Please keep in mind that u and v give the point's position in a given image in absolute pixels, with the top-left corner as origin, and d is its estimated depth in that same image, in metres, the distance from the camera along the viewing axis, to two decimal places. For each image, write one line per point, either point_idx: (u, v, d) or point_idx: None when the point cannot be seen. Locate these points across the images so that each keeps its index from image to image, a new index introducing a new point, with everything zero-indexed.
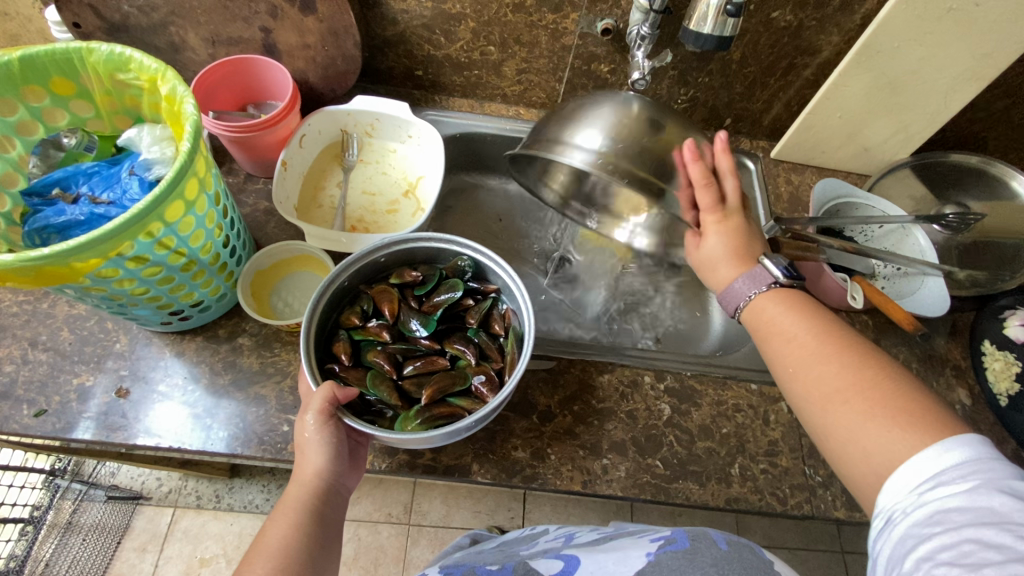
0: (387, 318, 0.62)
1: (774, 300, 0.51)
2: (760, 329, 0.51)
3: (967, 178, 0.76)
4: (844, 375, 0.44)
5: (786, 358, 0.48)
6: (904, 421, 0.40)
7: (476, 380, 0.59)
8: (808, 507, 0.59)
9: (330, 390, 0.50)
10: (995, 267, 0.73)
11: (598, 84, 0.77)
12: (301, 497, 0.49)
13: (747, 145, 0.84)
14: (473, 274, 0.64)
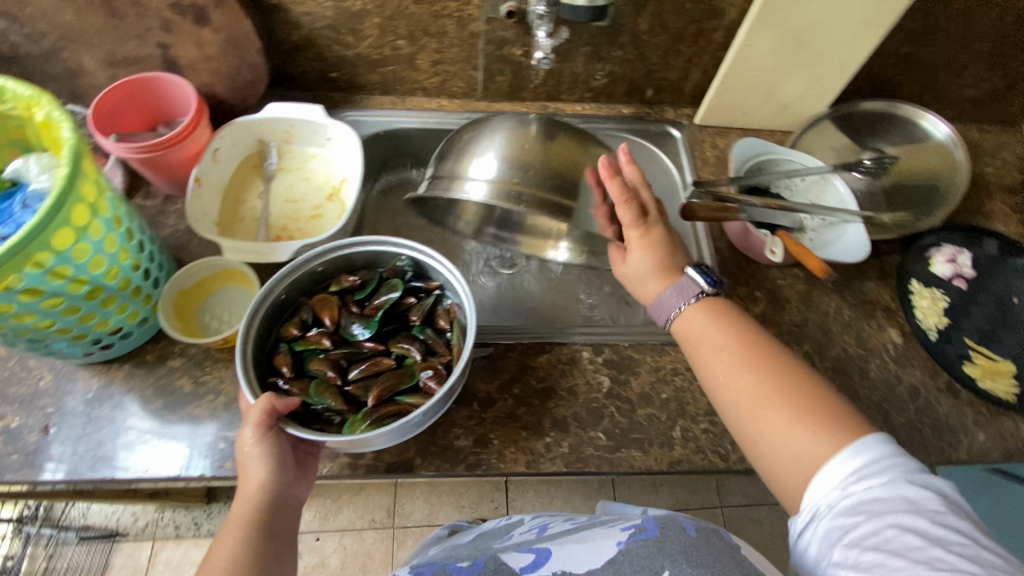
0: (328, 325, 0.62)
1: (702, 316, 0.54)
2: (693, 343, 0.54)
3: (881, 125, 0.79)
4: (769, 383, 0.47)
5: (719, 373, 0.51)
6: (827, 430, 0.43)
7: (423, 375, 0.59)
8: (750, 461, 0.60)
9: (267, 400, 0.50)
10: (916, 205, 0.76)
11: (515, 68, 0.77)
12: (247, 511, 0.48)
13: (672, 114, 0.84)
14: (413, 274, 0.66)
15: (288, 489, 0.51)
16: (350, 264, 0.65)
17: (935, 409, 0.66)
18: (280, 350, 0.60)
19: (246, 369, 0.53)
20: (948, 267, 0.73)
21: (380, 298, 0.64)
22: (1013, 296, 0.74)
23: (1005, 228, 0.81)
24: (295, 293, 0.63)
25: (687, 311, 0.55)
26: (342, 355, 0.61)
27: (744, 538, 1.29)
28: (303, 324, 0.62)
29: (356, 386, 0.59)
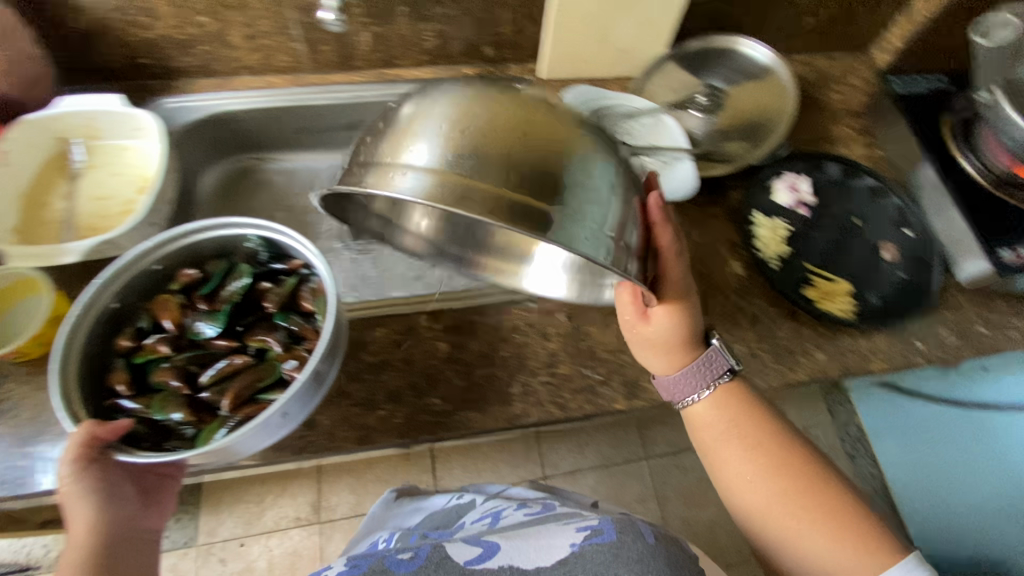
0: (169, 331, 0.60)
1: (717, 405, 0.55)
2: (705, 434, 0.56)
3: (710, 60, 0.80)
4: (790, 490, 0.52)
5: (730, 464, 0.54)
6: (841, 527, 0.49)
7: (284, 367, 0.58)
8: (589, 407, 0.61)
9: (85, 431, 0.47)
10: (751, 136, 0.77)
11: (337, 36, 0.73)
12: (76, 555, 0.46)
13: (517, 70, 0.82)
14: (267, 255, 0.64)
15: (129, 520, 0.50)
16: (192, 256, 0.62)
17: (775, 335, 0.67)
18: (116, 365, 0.56)
19: (65, 388, 0.50)
20: (790, 196, 0.75)
21: (227, 287, 0.62)
22: (854, 217, 0.75)
23: (850, 151, 0.82)
24: (133, 300, 0.60)
25: (699, 402, 0.56)
26: (188, 361, 0.59)
27: (668, 484, 1.34)
28: (141, 331, 0.59)
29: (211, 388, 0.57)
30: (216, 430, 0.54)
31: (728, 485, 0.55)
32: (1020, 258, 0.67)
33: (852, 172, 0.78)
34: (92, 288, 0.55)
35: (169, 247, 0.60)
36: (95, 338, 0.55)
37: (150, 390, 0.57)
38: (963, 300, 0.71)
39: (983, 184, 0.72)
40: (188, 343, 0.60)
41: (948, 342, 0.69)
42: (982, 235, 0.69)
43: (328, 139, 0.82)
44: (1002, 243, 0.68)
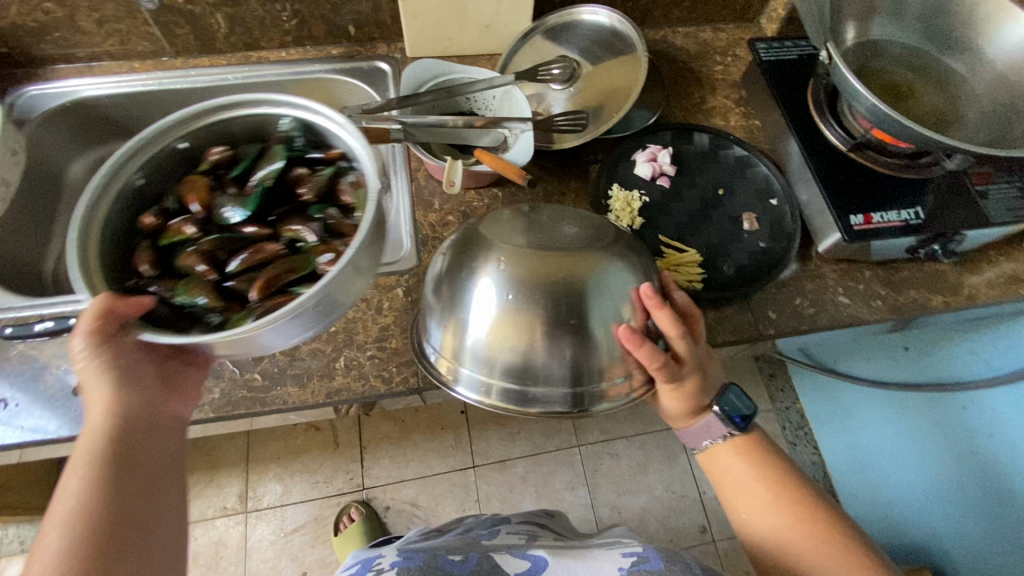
0: (195, 212, 0.59)
1: (735, 448, 0.59)
2: (716, 467, 0.60)
3: (563, 33, 0.78)
4: (797, 517, 0.55)
5: (738, 489, 0.58)
6: (833, 542, 0.53)
7: (319, 261, 0.56)
8: (414, 380, 0.60)
9: (103, 303, 0.45)
10: (608, 102, 0.74)
11: (190, 19, 0.73)
12: (93, 446, 0.44)
13: (386, 50, 0.82)
14: (301, 141, 0.62)
15: (144, 407, 0.48)
16: (224, 135, 0.61)
17: None
18: (139, 246, 0.56)
19: (84, 258, 0.49)
20: (649, 167, 0.73)
21: (261, 171, 0.61)
22: (719, 187, 0.74)
23: (726, 122, 0.80)
24: (151, 183, 0.59)
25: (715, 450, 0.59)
26: (216, 245, 0.57)
27: (600, 472, 1.33)
28: (167, 211, 0.59)
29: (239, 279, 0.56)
30: (244, 318, 0.53)
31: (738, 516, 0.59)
32: (870, 223, 0.65)
33: (721, 142, 0.77)
34: (115, 157, 0.53)
35: (194, 124, 0.58)
36: (118, 212, 0.55)
37: (174, 272, 0.56)
38: (824, 270, 0.70)
39: (843, 149, 0.69)
40: (216, 228, 0.60)
41: (803, 312, 0.67)
42: (833, 201, 0.67)
43: None
44: (855, 208, 0.66)
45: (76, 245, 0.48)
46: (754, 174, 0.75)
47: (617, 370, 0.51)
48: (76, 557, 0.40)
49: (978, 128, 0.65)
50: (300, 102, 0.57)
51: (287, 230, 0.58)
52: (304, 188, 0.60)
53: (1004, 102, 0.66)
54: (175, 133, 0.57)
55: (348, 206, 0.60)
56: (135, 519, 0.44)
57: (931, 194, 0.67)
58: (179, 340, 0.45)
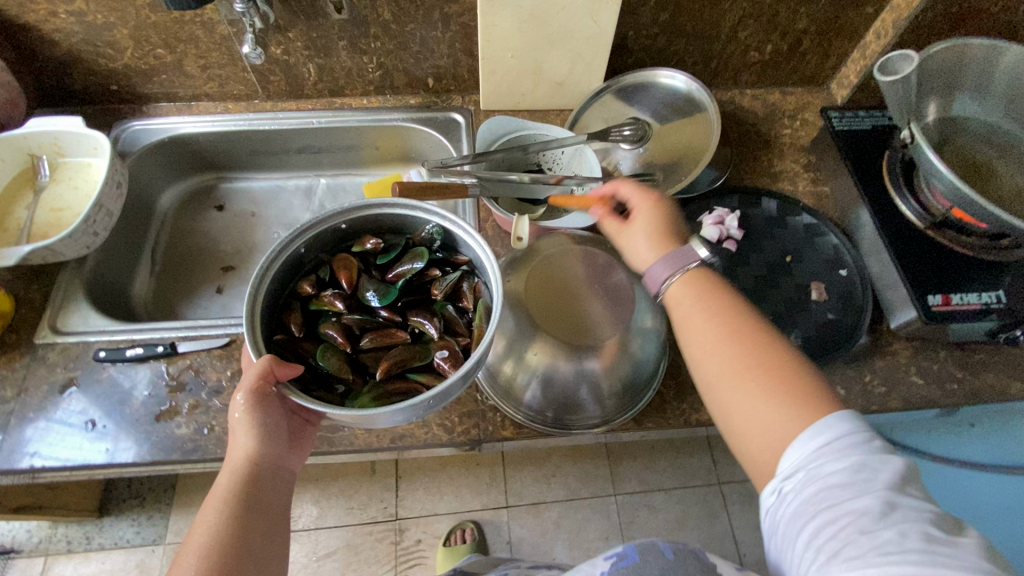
0: (343, 287, 0.58)
1: (693, 297, 0.49)
2: (679, 318, 0.50)
3: (636, 95, 0.80)
4: (746, 359, 0.45)
5: (695, 346, 0.48)
6: (799, 394, 0.42)
7: (437, 356, 0.54)
8: (475, 431, 0.61)
9: (264, 368, 0.48)
10: (678, 164, 0.76)
11: (285, 68, 0.79)
12: (228, 483, 0.47)
13: (460, 101, 0.86)
14: (441, 245, 0.59)
15: (276, 459, 0.50)
16: (379, 224, 0.59)
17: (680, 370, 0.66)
18: (292, 308, 0.57)
19: (251, 325, 0.50)
20: (716, 230, 0.73)
21: (400, 266, 0.59)
22: (786, 255, 0.73)
23: (793, 187, 0.80)
24: (316, 254, 0.58)
25: (674, 283, 0.50)
26: (355, 322, 0.57)
27: (635, 524, 1.29)
28: (320, 282, 0.59)
29: (366, 355, 0.56)
30: (366, 396, 0.52)
31: (689, 352, 0.49)
32: (949, 305, 0.63)
33: (790, 208, 0.76)
34: (293, 231, 0.54)
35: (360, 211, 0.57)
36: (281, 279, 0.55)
37: (317, 338, 0.56)
38: (895, 347, 0.68)
39: (920, 226, 0.69)
40: (357, 306, 0.58)
41: (872, 391, 0.65)
42: (910, 279, 0.65)
43: (286, 161, 0.88)
44: (932, 287, 0.65)
45: (247, 314, 0.50)
46: (823, 243, 0.74)
47: (614, 392, 0.60)
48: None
49: None
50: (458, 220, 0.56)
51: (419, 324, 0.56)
52: (437, 289, 0.58)
53: None
54: (340, 217, 0.56)
55: (467, 309, 0.58)
56: (256, 560, 0.44)
57: (1015, 278, 0.65)
58: (314, 407, 0.46)
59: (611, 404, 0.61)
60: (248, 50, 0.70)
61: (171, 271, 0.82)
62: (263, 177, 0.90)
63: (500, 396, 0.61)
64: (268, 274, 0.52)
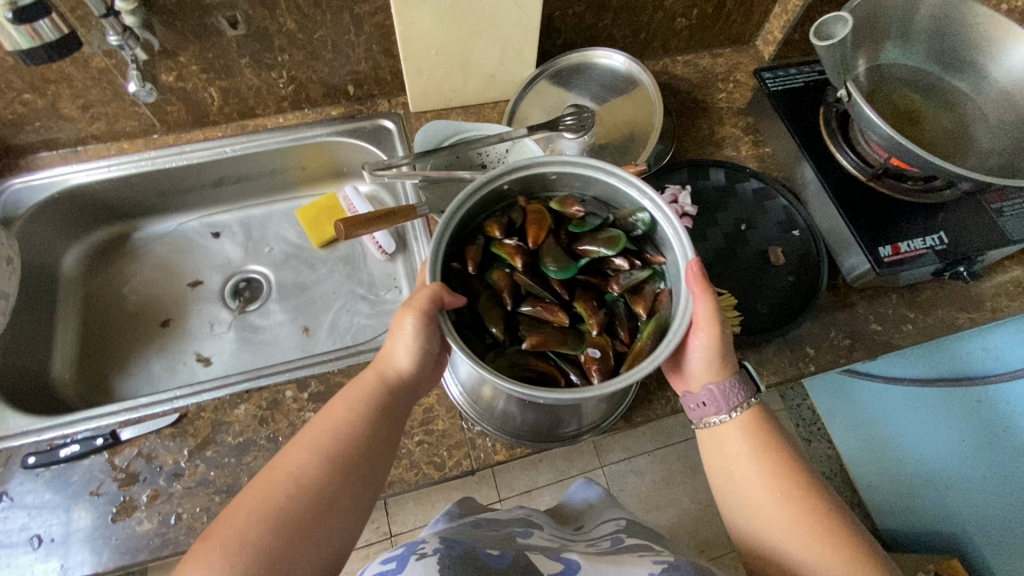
0: (528, 243, 0.51)
1: (739, 431, 0.50)
2: (717, 453, 0.51)
3: (573, 78, 0.77)
4: (806, 521, 0.46)
5: (744, 508, 0.49)
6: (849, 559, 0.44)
7: (589, 351, 0.47)
8: (467, 462, 0.59)
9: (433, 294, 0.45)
10: (625, 146, 0.74)
11: (182, 95, 0.70)
12: (372, 384, 0.49)
13: (386, 105, 0.79)
14: (640, 234, 0.51)
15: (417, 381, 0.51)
16: (587, 189, 0.51)
17: None
18: (477, 241, 0.51)
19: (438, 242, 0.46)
20: (671, 209, 0.73)
21: (593, 243, 0.50)
22: (741, 223, 0.74)
23: (737, 152, 0.80)
24: (521, 192, 0.52)
25: (727, 421, 0.51)
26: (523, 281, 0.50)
27: (625, 491, 1.33)
28: (509, 226, 0.52)
29: (523, 320, 0.49)
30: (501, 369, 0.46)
31: (731, 499, 0.50)
32: (898, 253, 0.66)
33: (738, 175, 0.77)
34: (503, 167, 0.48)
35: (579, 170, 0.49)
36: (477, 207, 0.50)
37: (486, 282, 0.51)
38: (852, 299, 0.71)
39: (861, 178, 0.70)
40: (534, 266, 0.51)
41: (839, 345, 0.68)
42: (863, 234, 0.67)
43: (205, 196, 0.80)
44: (881, 239, 0.67)
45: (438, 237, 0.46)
46: (773, 206, 0.75)
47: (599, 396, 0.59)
48: (327, 467, 0.43)
49: (991, 150, 0.66)
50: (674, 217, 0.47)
51: (582, 310, 0.48)
52: (615, 282, 0.50)
53: (1011, 121, 0.67)
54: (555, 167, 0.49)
55: (638, 315, 0.49)
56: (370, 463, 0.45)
57: (951, 217, 0.68)
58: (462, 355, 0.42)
59: (595, 412, 0.59)
60: (136, 89, 0.63)
61: (94, 341, 0.73)
62: (181, 218, 0.81)
63: (482, 419, 0.59)
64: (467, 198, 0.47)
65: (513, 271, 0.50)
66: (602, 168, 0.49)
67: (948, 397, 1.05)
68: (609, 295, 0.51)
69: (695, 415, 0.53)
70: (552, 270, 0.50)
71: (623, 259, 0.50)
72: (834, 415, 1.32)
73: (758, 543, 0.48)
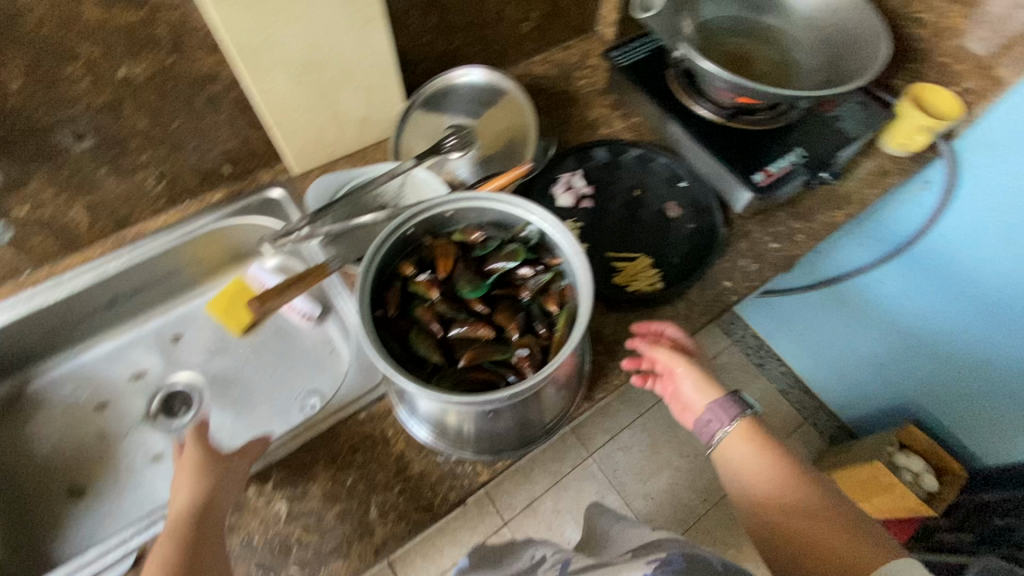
0: (440, 274, 0.54)
1: (740, 439, 0.57)
2: (727, 465, 0.57)
3: (444, 101, 0.80)
4: (816, 510, 0.51)
5: (755, 501, 0.54)
6: (863, 541, 0.48)
7: (517, 353, 0.51)
8: (454, 493, 0.58)
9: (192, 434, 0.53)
10: (511, 151, 0.78)
11: (48, 224, 0.66)
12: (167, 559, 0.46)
13: (269, 175, 0.78)
14: (537, 243, 0.55)
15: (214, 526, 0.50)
16: (483, 216, 0.56)
17: (601, 332, 0.69)
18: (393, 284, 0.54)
19: (358, 290, 0.49)
20: (569, 196, 0.77)
21: (498, 261, 0.54)
22: (634, 189, 0.80)
23: (612, 128, 0.86)
24: (424, 232, 0.55)
25: (731, 432, 0.57)
26: (445, 309, 0.54)
27: (618, 470, 1.36)
28: (421, 262, 0.55)
29: (455, 343, 0.52)
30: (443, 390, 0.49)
31: (744, 498, 0.56)
32: (770, 176, 0.73)
33: (619, 148, 0.82)
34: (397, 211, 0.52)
35: (468, 202, 0.54)
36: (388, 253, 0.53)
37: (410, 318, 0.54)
38: (748, 227, 0.77)
39: (722, 121, 0.78)
40: (451, 294, 0.55)
41: (751, 271, 0.74)
42: (736, 168, 0.74)
43: (100, 322, 0.74)
44: (752, 168, 0.74)
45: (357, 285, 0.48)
46: (657, 166, 0.81)
47: (560, 386, 0.60)
48: None
49: (814, 69, 0.76)
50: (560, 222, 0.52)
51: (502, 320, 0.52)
52: (525, 290, 0.54)
53: (821, 37, 0.77)
54: (448, 204, 0.54)
55: (553, 311, 0.53)
56: None
57: (800, 133, 0.77)
58: (407, 385, 0.45)
59: (556, 404, 0.61)
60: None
61: (16, 512, 0.66)
62: (80, 351, 0.75)
63: (456, 447, 0.59)
64: (376, 248, 0.51)
65: (433, 303, 0.53)
66: (489, 194, 0.54)
67: (846, 296, 1.19)
68: (524, 302, 0.55)
69: (706, 436, 0.59)
70: (467, 291, 0.54)
71: (526, 268, 0.54)
72: (768, 333, 1.46)
73: (776, 538, 0.51)
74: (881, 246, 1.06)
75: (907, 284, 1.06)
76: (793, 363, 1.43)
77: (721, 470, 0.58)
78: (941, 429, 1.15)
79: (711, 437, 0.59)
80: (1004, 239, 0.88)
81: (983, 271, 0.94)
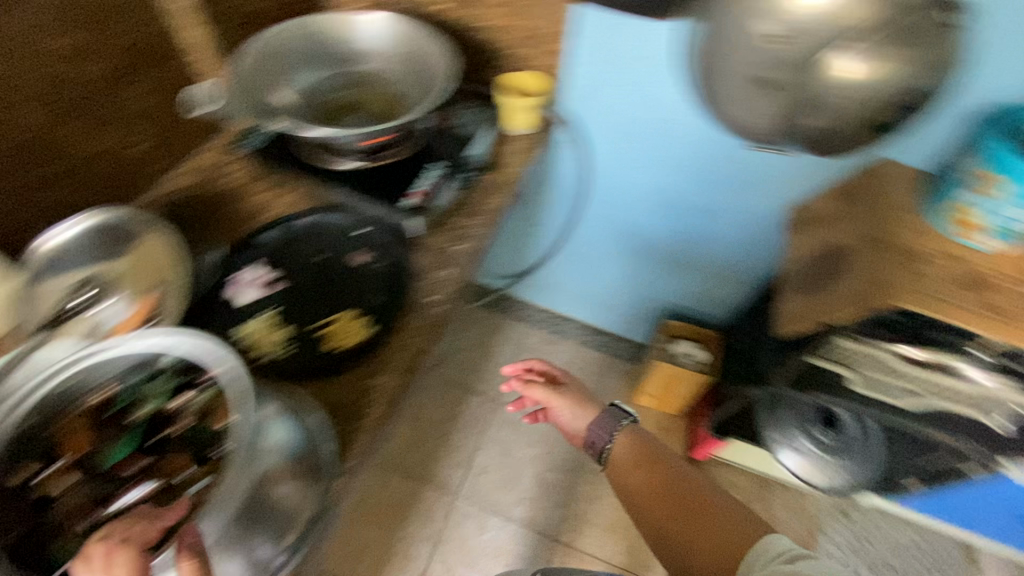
0: (82, 449, 0.52)
1: (624, 451, 0.89)
2: (629, 488, 0.87)
3: (62, 258, 0.71)
4: (684, 507, 0.79)
5: (648, 515, 0.82)
6: (720, 523, 0.73)
7: (192, 485, 0.51)
8: None
9: None
10: (163, 275, 0.72)
11: None
12: None
13: None
14: (182, 366, 0.55)
15: None
16: (109, 368, 0.53)
17: (336, 402, 0.68)
18: (24, 486, 0.49)
19: None
20: (252, 291, 0.75)
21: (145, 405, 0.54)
22: (320, 252, 0.80)
23: (278, 206, 0.86)
24: (44, 415, 0.51)
25: (615, 444, 0.90)
26: (103, 481, 0.52)
27: (486, 494, 1.38)
28: (55, 447, 0.51)
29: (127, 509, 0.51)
30: None
31: (639, 508, 0.84)
32: (416, 196, 0.83)
33: (287, 222, 0.81)
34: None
35: (77, 365, 0.51)
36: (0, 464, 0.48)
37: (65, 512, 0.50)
38: (432, 241, 0.84)
39: (366, 165, 0.85)
40: (107, 461, 0.53)
41: (448, 277, 0.81)
42: (386, 201, 0.82)
43: None
44: (400, 195, 0.83)
45: None
46: (331, 222, 0.82)
47: (295, 478, 0.57)
48: None
49: (414, 88, 0.84)
50: (188, 338, 0.52)
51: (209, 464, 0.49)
52: (185, 416, 0.54)
53: (409, 63, 0.86)
54: (53, 379, 0.50)
55: (221, 422, 0.53)
56: None
57: (431, 150, 0.88)
58: None
59: (303, 496, 0.57)
60: None
61: None
62: None
63: None
64: None
65: (85, 482, 0.51)
66: (98, 347, 0.51)
67: (573, 243, 1.40)
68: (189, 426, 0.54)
69: (597, 451, 0.92)
70: (119, 451, 0.53)
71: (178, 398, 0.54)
72: (544, 295, 1.64)
73: (671, 542, 0.77)
74: (569, 199, 1.26)
75: (600, 218, 1.29)
76: (581, 315, 1.64)
77: (629, 492, 0.87)
78: (678, 307, 1.45)
79: (601, 450, 0.92)
80: (630, 164, 1.12)
81: (638, 190, 1.17)
